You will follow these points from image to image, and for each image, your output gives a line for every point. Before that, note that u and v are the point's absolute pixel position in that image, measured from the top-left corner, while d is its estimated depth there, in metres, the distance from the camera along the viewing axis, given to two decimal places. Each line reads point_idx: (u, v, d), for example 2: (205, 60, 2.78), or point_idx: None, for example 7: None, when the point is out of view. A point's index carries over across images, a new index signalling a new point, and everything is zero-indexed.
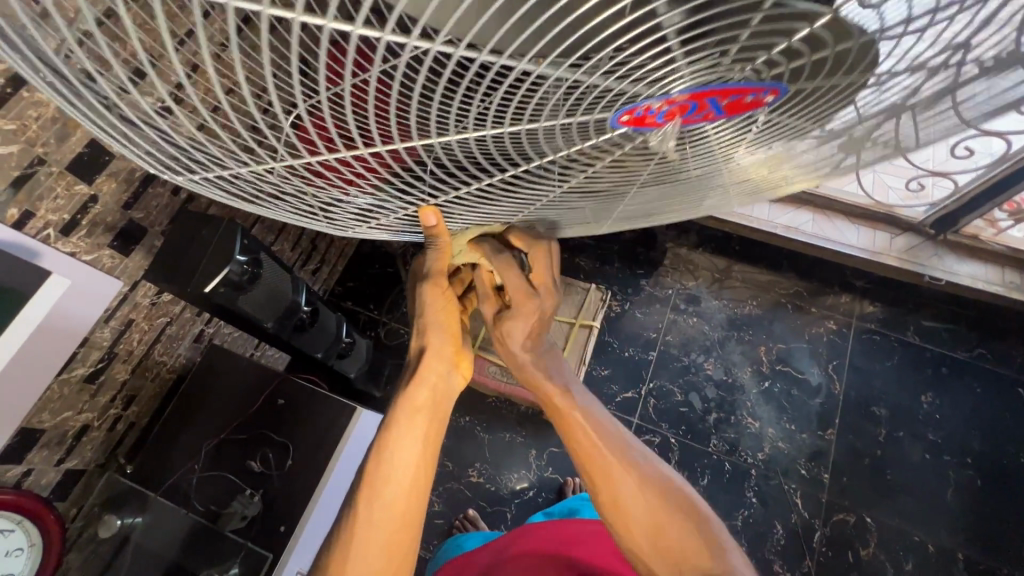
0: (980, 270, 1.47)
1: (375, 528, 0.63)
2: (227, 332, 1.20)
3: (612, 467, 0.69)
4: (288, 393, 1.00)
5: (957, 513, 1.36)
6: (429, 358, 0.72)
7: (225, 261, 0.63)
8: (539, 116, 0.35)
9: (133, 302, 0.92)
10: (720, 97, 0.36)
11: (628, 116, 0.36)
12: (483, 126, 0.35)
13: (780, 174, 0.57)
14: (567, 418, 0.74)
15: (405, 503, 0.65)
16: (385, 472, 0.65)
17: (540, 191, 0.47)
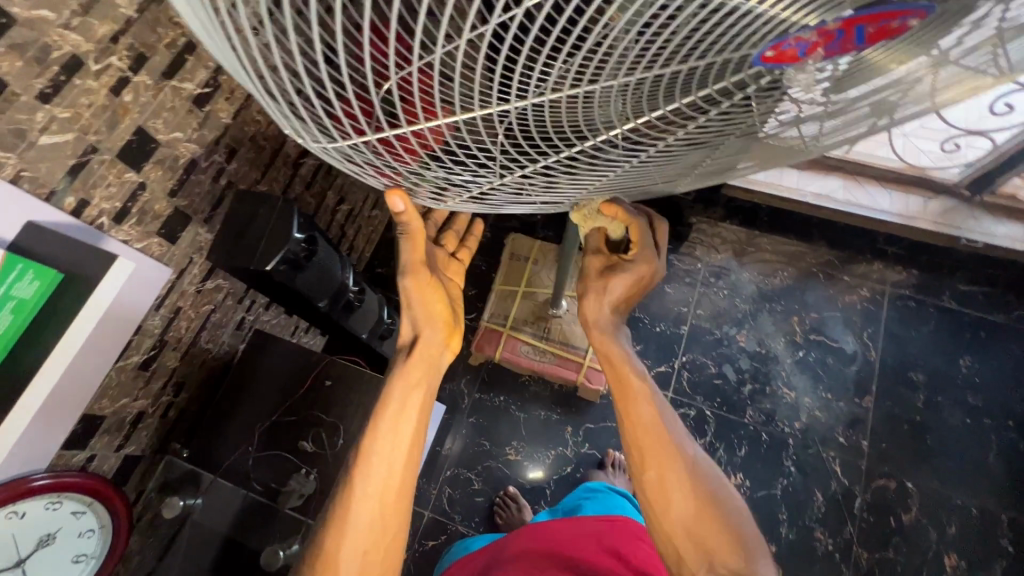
0: (1018, 230, 1.45)
1: (369, 499, 0.64)
2: (266, 319, 1.21)
3: (659, 445, 0.69)
4: (335, 375, 1.01)
5: (999, 475, 1.35)
6: (420, 347, 0.71)
7: (284, 242, 0.64)
8: (651, 59, 0.32)
9: (181, 289, 0.94)
10: (869, 23, 0.32)
11: (773, 51, 0.33)
12: (586, 80, 0.33)
13: (862, 129, 0.51)
14: (626, 389, 0.74)
15: (388, 477, 0.65)
16: (380, 445, 0.66)
17: (634, 156, 0.44)
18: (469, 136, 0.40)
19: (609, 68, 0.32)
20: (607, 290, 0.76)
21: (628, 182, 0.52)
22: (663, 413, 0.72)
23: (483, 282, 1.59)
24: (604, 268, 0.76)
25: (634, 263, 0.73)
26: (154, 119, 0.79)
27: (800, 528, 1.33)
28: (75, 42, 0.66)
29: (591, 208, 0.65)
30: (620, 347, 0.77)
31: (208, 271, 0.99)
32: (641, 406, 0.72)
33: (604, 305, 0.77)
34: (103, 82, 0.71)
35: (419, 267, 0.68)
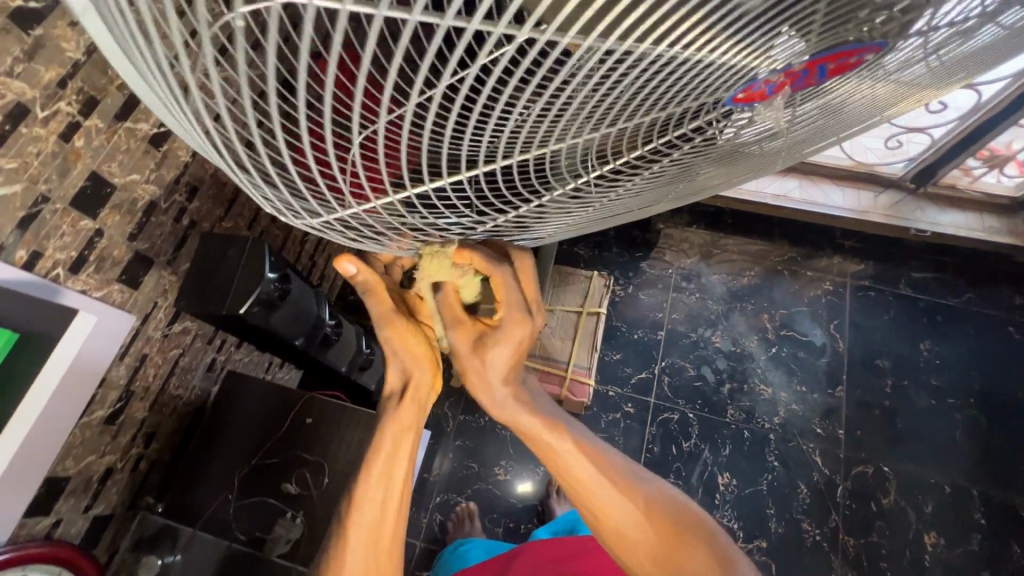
0: (961, 218, 1.53)
1: (358, 547, 0.63)
2: (237, 358, 1.18)
3: (613, 489, 0.65)
4: (315, 411, 0.98)
5: (966, 451, 1.41)
6: (410, 393, 0.68)
7: (257, 282, 0.62)
8: (634, 104, 0.33)
9: (146, 336, 0.91)
10: (830, 62, 0.34)
11: (744, 92, 0.35)
12: (574, 129, 0.33)
13: (825, 133, 0.54)
14: (551, 451, 0.67)
15: (377, 523, 0.65)
16: (369, 491, 0.65)
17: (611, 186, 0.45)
18: (454, 189, 0.39)
19: (594, 117, 0.33)
20: (489, 364, 0.64)
21: (608, 210, 0.52)
22: (600, 462, 0.67)
23: None
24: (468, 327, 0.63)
25: (506, 322, 0.62)
26: (109, 162, 0.76)
27: (788, 521, 1.36)
28: (19, 89, 0.63)
29: (440, 252, 0.50)
30: (531, 410, 0.69)
31: (173, 314, 0.95)
32: (576, 458, 0.67)
33: (485, 367, 0.65)
34: (52, 128, 0.68)
35: (393, 322, 0.66)
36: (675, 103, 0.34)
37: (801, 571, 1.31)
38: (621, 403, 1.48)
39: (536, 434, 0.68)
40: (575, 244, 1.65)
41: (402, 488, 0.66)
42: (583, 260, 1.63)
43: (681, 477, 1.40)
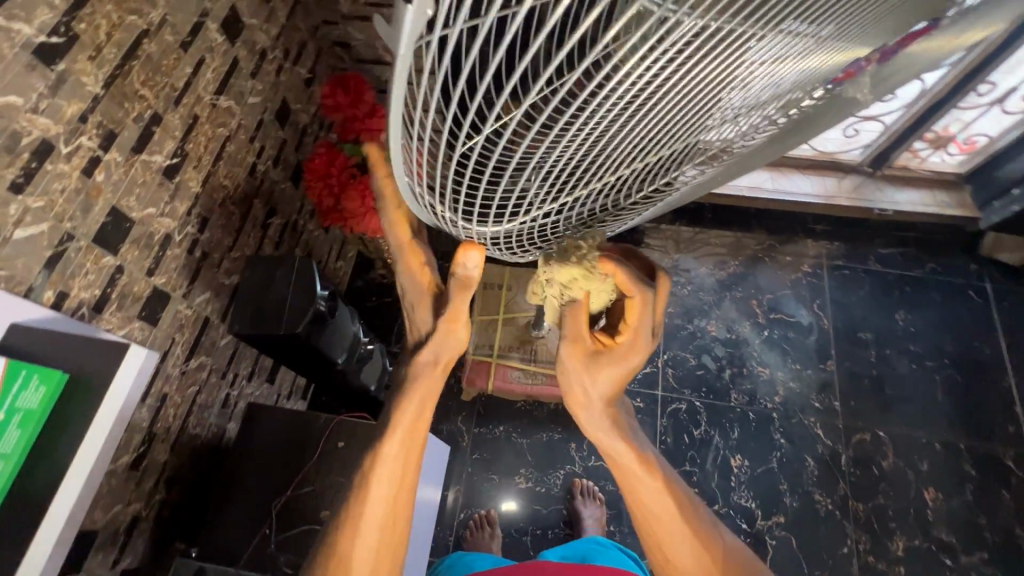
0: (916, 196, 1.67)
1: (386, 489, 0.60)
2: (249, 391, 1.15)
3: (670, 525, 0.63)
4: (347, 434, 0.97)
5: (949, 409, 1.52)
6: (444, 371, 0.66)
7: (311, 300, 0.62)
8: (653, 92, 0.39)
9: (165, 374, 0.88)
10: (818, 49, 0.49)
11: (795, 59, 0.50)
12: (603, 114, 0.39)
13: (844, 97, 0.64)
14: (634, 477, 0.65)
15: (397, 484, 0.61)
16: (384, 461, 0.60)
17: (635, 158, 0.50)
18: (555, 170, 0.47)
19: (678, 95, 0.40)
20: (591, 382, 0.67)
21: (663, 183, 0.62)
22: (680, 503, 0.64)
23: None
24: (586, 343, 0.68)
25: (626, 348, 0.67)
26: (127, 197, 0.74)
27: (801, 495, 1.42)
28: (43, 125, 0.62)
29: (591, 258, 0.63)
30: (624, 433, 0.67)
31: (190, 349, 0.93)
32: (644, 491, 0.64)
33: (586, 380, 0.67)
34: (74, 164, 0.66)
35: (456, 321, 0.65)
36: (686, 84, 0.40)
37: (818, 541, 1.38)
38: (631, 399, 1.51)
39: (621, 463, 0.66)
40: None
41: (429, 435, 0.63)
42: None
43: (695, 464, 1.45)
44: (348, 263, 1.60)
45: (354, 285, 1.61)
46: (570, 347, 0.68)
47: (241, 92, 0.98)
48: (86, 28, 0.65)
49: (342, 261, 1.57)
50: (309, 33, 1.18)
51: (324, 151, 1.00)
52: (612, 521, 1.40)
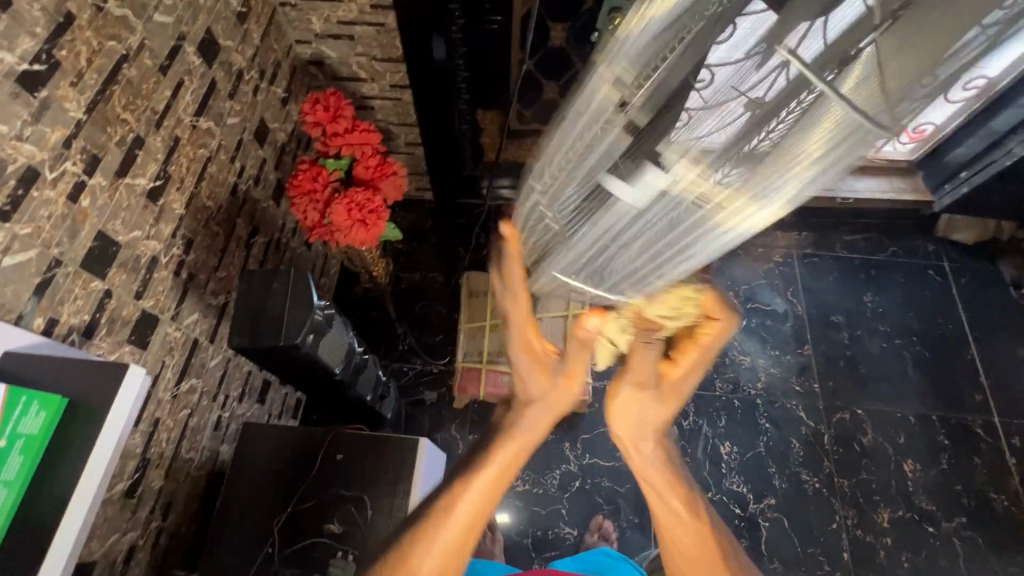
0: (873, 183, 1.74)
1: (459, 525, 0.51)
2: (241, 413, 1.14)
3: (710, 569, 0.54)
4: (345, 446, 0.97)
5: (920, 383, 1.59)
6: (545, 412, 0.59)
7: (308, 311, 0.63)
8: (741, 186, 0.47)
9: (157, 398, 0.88)
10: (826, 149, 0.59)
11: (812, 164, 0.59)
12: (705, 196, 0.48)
13: None
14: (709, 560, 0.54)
15: (467, 529, 0.52)
16: (461, 497, 0.52)
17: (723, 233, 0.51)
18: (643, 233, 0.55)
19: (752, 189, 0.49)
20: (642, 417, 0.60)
21: None
22: None
23: (448, 325, 1.60)
24: (649, 378, 0.59)
25: (687, 372, 0.58)
26: (113, 220, 0.74)
27: (789, 476, 1.47)
28: (28, 152, 0.62)
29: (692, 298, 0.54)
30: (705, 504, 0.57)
31: (180, 372, 0.93)
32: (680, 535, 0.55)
33: (634, 408, 0.60)
34: (60, 189, 0.66)
35: (574, 376, 0.60)
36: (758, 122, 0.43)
37: (808, 519, 1.43)
38: None
39: (659, 495, 0.57)
40: None
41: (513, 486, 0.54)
42: None
43: (687, 454, 1.48)
44: (332, 279, 1.60)
45: (339, 301, 1.61)
46: (628, 380, 0.60)
47: (220, 113, 0.99)
48: (67, 55, 0.65)
49: (325, 277, 1.56)
50: (283, 53, 1.20)
51: (306, 167, 1.01)
52: (610, 516, 1.42)
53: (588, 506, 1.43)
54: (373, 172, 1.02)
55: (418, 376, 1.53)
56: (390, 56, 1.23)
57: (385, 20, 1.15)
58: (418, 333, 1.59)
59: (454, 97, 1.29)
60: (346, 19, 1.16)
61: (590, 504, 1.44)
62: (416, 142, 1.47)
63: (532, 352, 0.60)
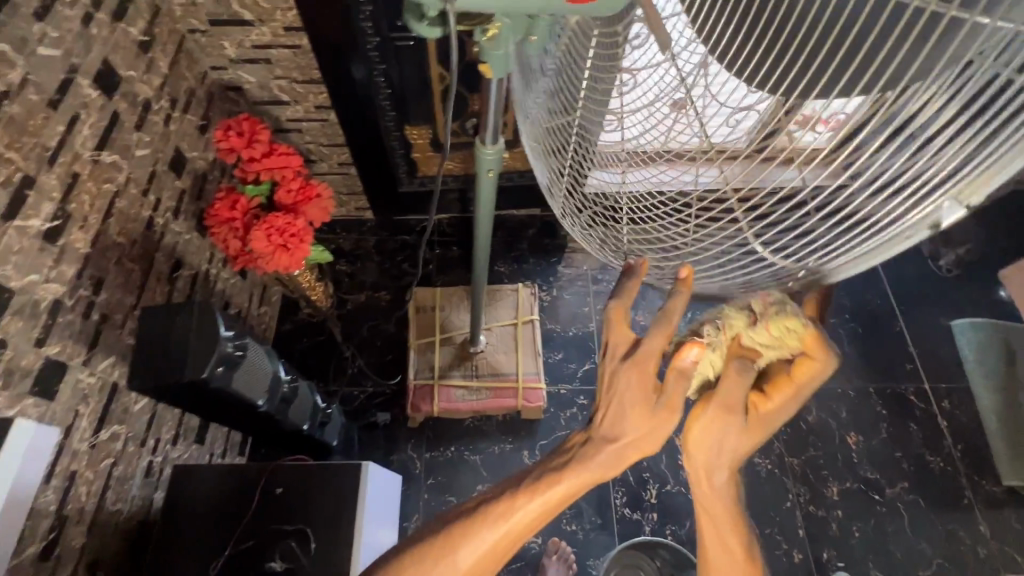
0: None
1: (515, 525, 0.52)
2: (176, 456, 1.09)
3: None
4: (284, 479, 0.93)
5: (857, 359, 1.65)
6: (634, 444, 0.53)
7: (214, 342, 0.61)
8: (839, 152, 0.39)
9: (72, 450, 0.83)
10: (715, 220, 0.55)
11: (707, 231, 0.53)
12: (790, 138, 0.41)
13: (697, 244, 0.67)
14: None
15: (523, 531, 0.52)
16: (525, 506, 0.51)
17: (912, 226, 0.37)
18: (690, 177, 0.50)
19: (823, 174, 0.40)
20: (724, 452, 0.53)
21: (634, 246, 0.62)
22: None
23: (397, 344, 1.57)
24: (739, 402, 0.50)
25: (781, 407, 0.51)
26: None
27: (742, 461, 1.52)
28: None
29: (793, 329, 0.46)
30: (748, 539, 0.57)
31: (99, 420, 0.88)
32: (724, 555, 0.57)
33: (715, 433, 0.52)
34: None
35: (675, 410, 0.52)
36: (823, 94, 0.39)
37: (763, 500, 1.48)
38: (575, 397, 1.55)
39: (715, 520, 0.56)
40: (496, 262, 1.73)
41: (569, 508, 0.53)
42: (506, 276, 1.71)
43: None
44: (273, 307, 1.55)
45: (283, 329, 1.57)
46: (712, 407, 0.51)
47: (127, 145, 0.95)
48: None
49: (265, 306, 1.52)
50: (197, 80, 1.16)
51: (224, 195, 0.98)
52: (573, 520, 1.42)
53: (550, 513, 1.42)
54: (296, 196, 1.00)
55: (369, 398, 1.50)
56: (311, 77, 1.21)
57: (299, 42, 1.13)
58: (366, 354, 1.56)
59: (378, 115, 1.29)
60: (260, 42, 1.14)
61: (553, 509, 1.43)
62: (348, 161, 1.46)
63: (641, 381, 0.52)
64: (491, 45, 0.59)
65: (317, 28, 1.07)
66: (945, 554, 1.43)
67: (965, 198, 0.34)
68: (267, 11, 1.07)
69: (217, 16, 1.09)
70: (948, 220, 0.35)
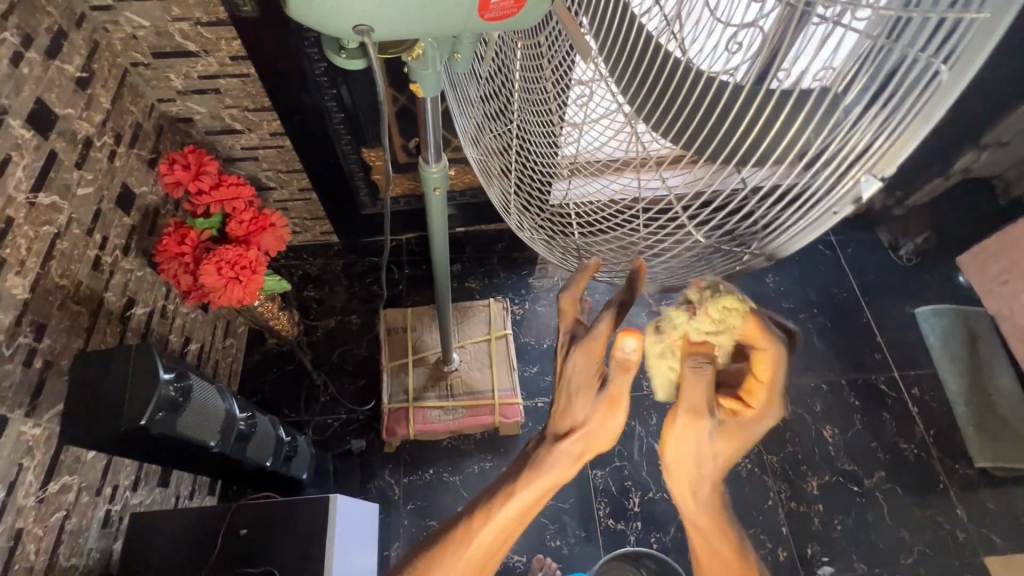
0: None
1: (481, 548, 0.47)
2: (137, 502, 1.05)
3: None
4: (249, 519, 0.90)
5: (827, 352, 1.68)
6: (587, 440, 0.48)
7: (153, 387, 0.59)
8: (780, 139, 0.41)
9: (17, 507, 0.79)
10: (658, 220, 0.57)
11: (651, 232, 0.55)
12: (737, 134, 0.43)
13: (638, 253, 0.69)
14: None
15: (490, 550, 0.48)
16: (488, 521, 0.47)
17: (836, 202, 0.38)
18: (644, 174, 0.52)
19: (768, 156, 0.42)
20: (706, 466, 0.45)
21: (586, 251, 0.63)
22: None
23: (370, 368, 1.55)
24: (710, 409, 0.43)
25: (758, 413, 0.44)
26: None
27: None
28: None
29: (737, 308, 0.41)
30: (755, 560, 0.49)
31: (48, 472, 0.84)
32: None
33: (697, 456, 0.45)
34: None
35: (619, 401, 0.48)
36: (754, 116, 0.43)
37: (745, 501, 1.48)
38: None
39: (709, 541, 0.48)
40: (466, 279, 1.72)
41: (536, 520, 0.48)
42: (478, 292, 1.70)
43: (625, 458, 1.49)
44: (239, 339, 1.52)
45: (251, 360, 1.54)
46: (682, 416, 0.44)
47: (67, 184, 0.92)
48: None
49: (231, 338, 1.48)
50: (144, 113, 1.14)
51: (173, 230, 0.96)
52: (556, 535, 1.40)
53: (534, 529, 1.41)
54: (249, 227, 0.98)
55: (342, 426, 1.47)
56: (262, 105, 1.19)
57: (247, 71, 1.11)
58: (338, 381, 1.53)
59: (335, 138, 1.28)
60: (207, 73, 1.12)
61: (536, 525, 1.41)
62: (308, 187, 1.44)
63: (585, 368, 0.48)
64: (418, 65, 0.60)
65: (264, 56, 1.06)
66: (925, 540, 1.45)
67: (879, 169, 0.35)
68: (211, 41, 1.05)
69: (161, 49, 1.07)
70: (867, 193, 0.36)
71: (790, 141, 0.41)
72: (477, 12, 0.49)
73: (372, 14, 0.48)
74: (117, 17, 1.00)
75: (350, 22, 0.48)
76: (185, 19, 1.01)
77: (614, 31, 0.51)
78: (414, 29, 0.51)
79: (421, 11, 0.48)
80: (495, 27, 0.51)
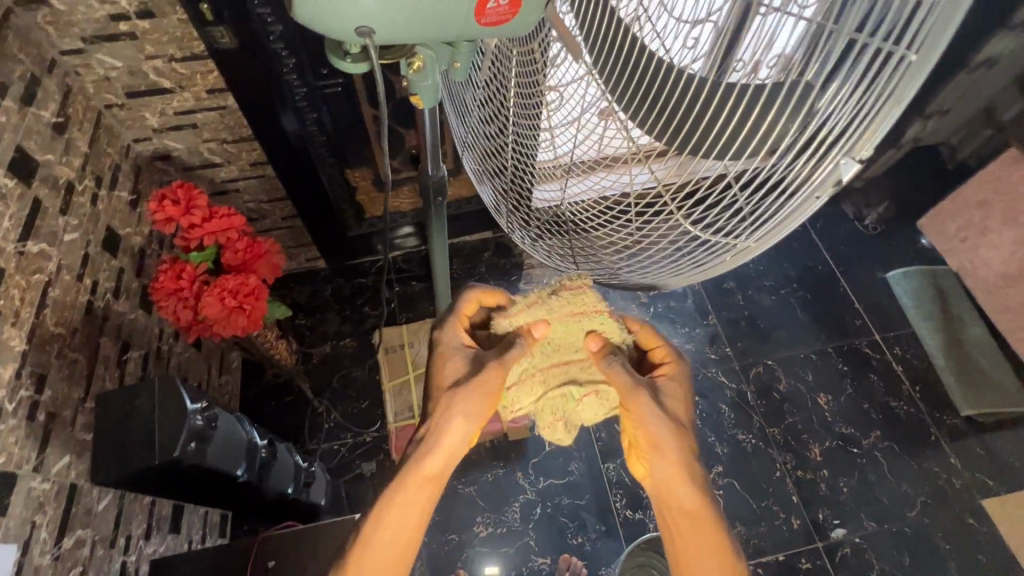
0: None
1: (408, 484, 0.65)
2: (152, 551, 1.02)
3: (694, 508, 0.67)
4: (275, 550, 0.89)
5: (811, 324, 1.74)
6: (461, 398, 0.67)
7: (183, 418, 0.59)
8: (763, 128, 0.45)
9: (34, 566, 0.76)
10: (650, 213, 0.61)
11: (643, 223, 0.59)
12: (721, 125, 0.47)
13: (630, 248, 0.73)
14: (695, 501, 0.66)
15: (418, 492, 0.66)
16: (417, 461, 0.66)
17: (819, 187, 0.43)
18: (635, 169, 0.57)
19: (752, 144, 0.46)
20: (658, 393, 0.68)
21: (584, 248, 0.67)
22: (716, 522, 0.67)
23: (371, 390, 1.53)
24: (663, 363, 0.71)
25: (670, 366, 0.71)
26: None
27: (727, 440, 1.57)
28: None
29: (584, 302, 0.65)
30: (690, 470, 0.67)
31: (61, 528, 0.81)
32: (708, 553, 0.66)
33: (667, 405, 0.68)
34: None
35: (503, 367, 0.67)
36: (738, 109, 0.46)
37: (754, 476, 1.52)
38: None
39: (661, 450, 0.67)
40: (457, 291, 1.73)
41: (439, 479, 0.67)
42: None
43: None
44: (234, 375, 1.49)
45: (248, 396, 1.51)
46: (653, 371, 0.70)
47: (54, 231, 0.90)
48: None
49: (226, 375, 1.45)
50: (121, 154, 1.12)
51: (167, 266, 0.95)
52: (577, 532, 1.41)
53: (554, 529, 1.41)
54: (244, 256, 0.98)
55: (350, 451, 1.45)
56: (241, 136, 1.19)
57: (224, 103, 1.11)
58: (341, 406, 1.51)
59: (318, 162, 1.30)
60: (183, 108, 1.11)
61: (556, 525, 1.42)
62: (292, 214, 1.44)
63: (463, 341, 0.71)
64: (418, 77, 0.61)
65: (243, 87, 1.06)
66: (926, 491, 1.51)
67: (858, 152, 0.41)
68: (186, 76, 1.05)
69: (134, 88, 1.06)
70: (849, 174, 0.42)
71: (774, 131, 0.45)
72: (475, 17, 0.51)
73: (375, 13, 0.49)
74: (88, 59, 0.98)
75: (352, 24, 0.49)
76: (159, 56, 1.00)
77: (604, 40, 0.54)
78: (415, 36, 0.52)
79: (422, 14, 0.49)
80: (490, 32, 0.53)
